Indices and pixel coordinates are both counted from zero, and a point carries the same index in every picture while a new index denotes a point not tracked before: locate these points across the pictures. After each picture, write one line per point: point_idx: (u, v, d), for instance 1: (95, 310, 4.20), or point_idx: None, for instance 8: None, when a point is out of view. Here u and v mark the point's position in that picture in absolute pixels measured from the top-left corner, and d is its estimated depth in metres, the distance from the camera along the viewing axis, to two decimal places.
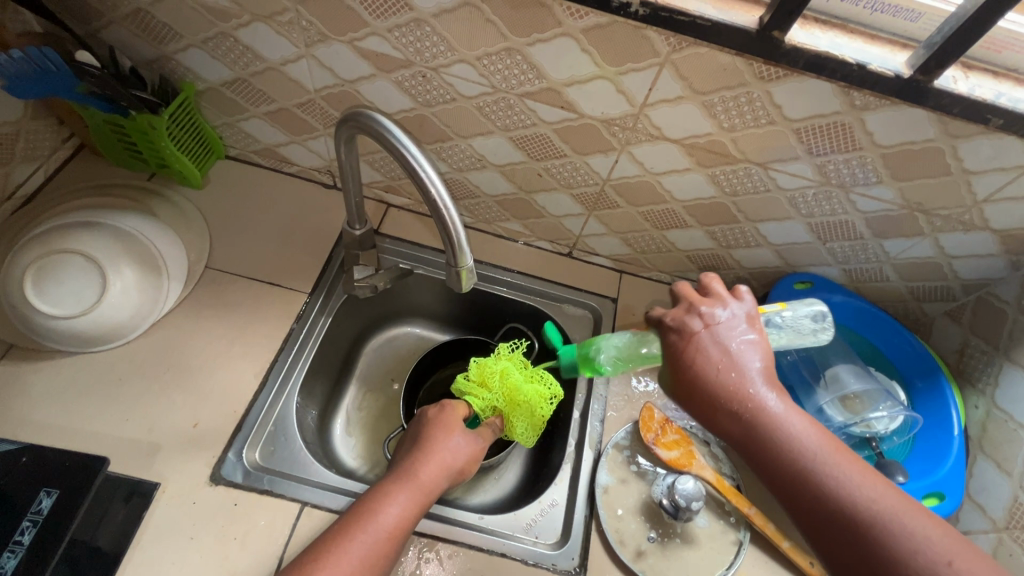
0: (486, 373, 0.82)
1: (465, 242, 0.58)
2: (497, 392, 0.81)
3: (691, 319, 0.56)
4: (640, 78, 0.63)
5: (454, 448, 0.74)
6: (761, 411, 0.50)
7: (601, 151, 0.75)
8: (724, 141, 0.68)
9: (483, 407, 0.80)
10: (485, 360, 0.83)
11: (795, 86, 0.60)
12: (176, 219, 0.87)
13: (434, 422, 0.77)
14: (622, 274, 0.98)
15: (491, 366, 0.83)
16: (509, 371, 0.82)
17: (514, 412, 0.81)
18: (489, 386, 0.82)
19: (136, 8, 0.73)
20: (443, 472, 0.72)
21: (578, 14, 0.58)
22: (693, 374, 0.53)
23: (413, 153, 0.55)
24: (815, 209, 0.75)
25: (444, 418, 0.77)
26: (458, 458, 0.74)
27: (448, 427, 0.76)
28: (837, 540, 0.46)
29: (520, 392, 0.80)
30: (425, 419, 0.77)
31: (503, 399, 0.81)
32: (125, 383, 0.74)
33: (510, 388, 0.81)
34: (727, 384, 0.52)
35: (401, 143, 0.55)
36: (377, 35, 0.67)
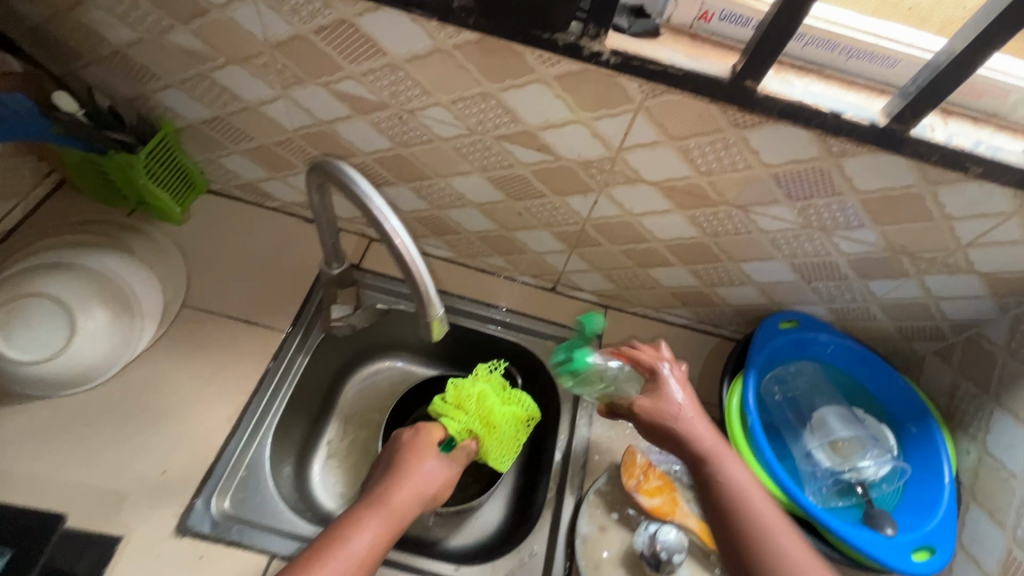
0: (463, 396, 0.84)
1: (434, 295, 0.57)
2: (474, 415, 0.82)
3: (661, 365, 0.72)
4: (615, 123, 0.63)
5: (428, 473, 0.75)
6: (705, 447, 0.67)
7: (580, 192, 0.74)
8: (703, 184, 0.67)
9: (459, 430, 0.81)
10: (462, 383, 0.85)
11: (771, 133, 0.59)
12: (154, 256, 0.86)
13: (409, 446, 0.78)
14: (607, 309, 0.97)
15: (469, 390, 0.84)
16: (486, 394, 0.84)
17: (489, 435, 0.82)
18: (466, 408, 0.83)
19: (113, 50, 0.73)
20: (416, 497, 0.72)
21: (550, 61, 0.58)
22: (664, 407, 0.68)
23: (379, 205, 0.55)
24: (797, 250, 0.74)
25: (418, 443, 0.78)
26: (432, 483, 0.74)
27: (422, 452, 0.77)
28: (744, 555, 0.62)
29: (496, 414, 0.83)
30: (400, 443, 0.78)
31: (479, 422, 0.82)
32: (93, 428, 0.72)
33: (486, 411, 0.83)
34: (686, 420, 0.68)
35: (367, 195, 0.55)
36: (352, 78, 0.67)
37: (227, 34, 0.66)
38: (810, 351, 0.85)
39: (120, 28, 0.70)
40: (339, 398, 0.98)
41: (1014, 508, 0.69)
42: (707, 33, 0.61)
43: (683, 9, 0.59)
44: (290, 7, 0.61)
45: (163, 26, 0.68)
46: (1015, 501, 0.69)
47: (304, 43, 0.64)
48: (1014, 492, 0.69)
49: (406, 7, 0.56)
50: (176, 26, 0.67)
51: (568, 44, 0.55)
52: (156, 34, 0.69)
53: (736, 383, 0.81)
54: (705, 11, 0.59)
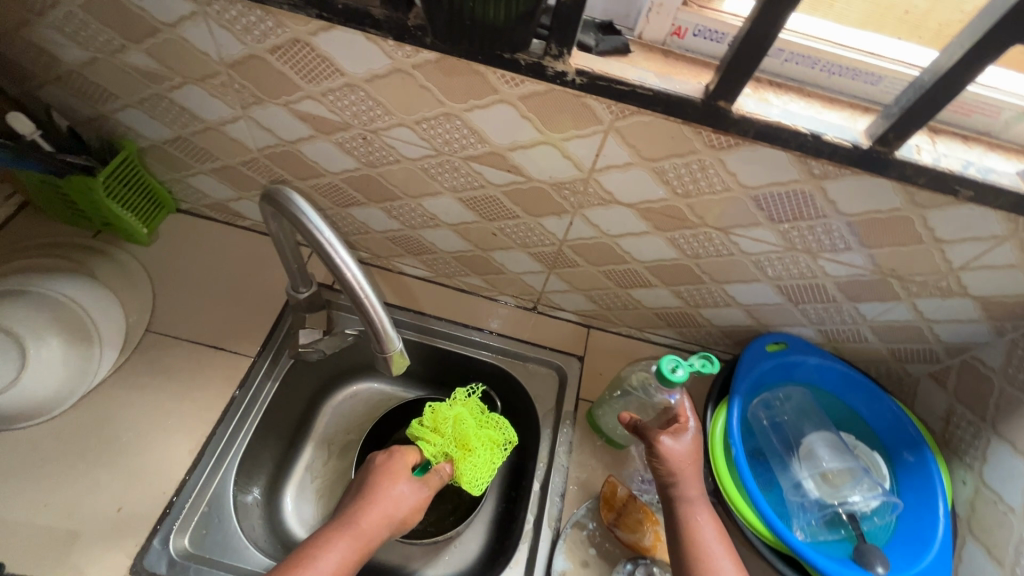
0: (439, 420, 0.81)
1: (392, 330, 0.55)
2: (449, 439, 0.80)
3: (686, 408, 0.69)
4: (585, 144, 0.59)
5: (399, 496, 0.73)
6: (692, 496, 0.66)
7: (554, 214, 0.71)
8: (680, 206, 0.64)
9: (434, 453, 0.79)
10: (438, 406, 0.83)
11: (749, 154, 0.56)
12: (119, 281, 0.84)
13: (381, 468, 0.76)
14: (589, 330, 0.94)
15: (445, 412, 0.81)
16: (463, 417, 0.81)
17: (463, 459, 0.79)
18: (442, 431, 0.81)
19: (68, 70, 0.70)
20: (385, 521, 0.70)
21: (513, 81, 0.55)
22: (670, 449, 0.67)
23: (329, 237, 0.52)
24: (782, 272, 0.71)
25: (391, 465, 0.76)
26: (402, 507, 0.72)
27: (393, 476, 0.75)
28: None
29: (473, 438, 0.79)
30: (373, 466, 0.76)
31: (454, 445, 0.80)
32: (48, 464, 0.69)
33: (461, 434, 0.80)
34: (686, 466, 0.66)
35: (318, 227, 0.52)
36: (312, 98, 0.64)
37: (181, 54, 0.63)
38: (798, 373, 0.82)
39: (72, 47, 0.67)
40: (315, 422, 0.95)
41: (1013, 546, 0.65)
42: (681, 49, 0.58)
43: (655, 24, 0.56)
44: (242, 26, 0.58)
45: (115, 45, 0.65)
46: (1013, 538, 0.66)
47: (260, 62, 0.61)
48: (1012, 528, 0.66)
49: (360, 25, 0.53)
50: (128, 46, 0.64)
51: (530, 64, 0.52)
52: (109, 54, 0.66)
53: (721, 408, 0.77)
54: (678, 27, 0.56)
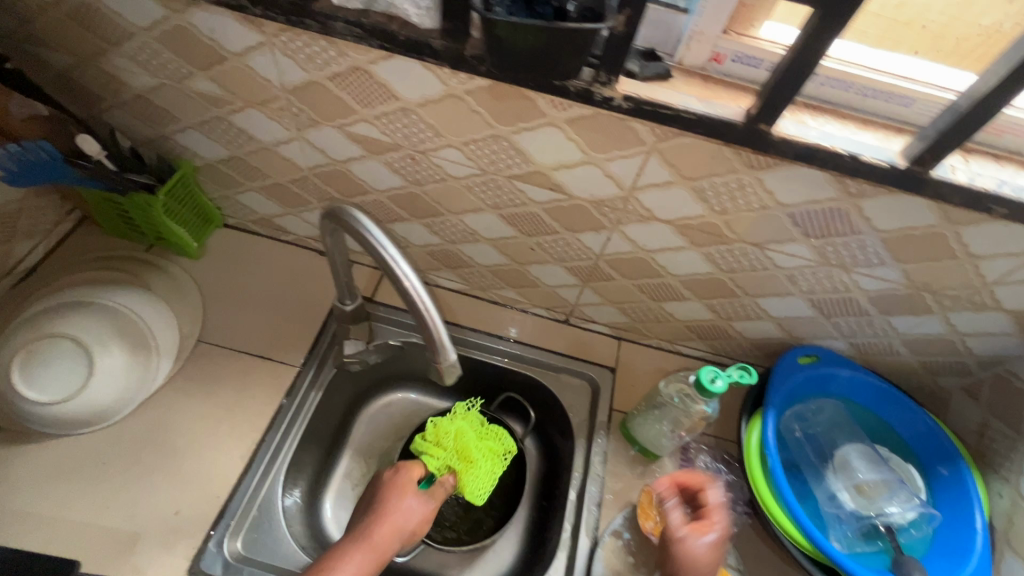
0: (441, 434, 0.84)
1: (448, 340, 0.57)
2: (451, 451, 0.83)
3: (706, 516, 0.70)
4: (627, 164, 0.62)
5: (408, 510, 0.74)
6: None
7: (592, 229, 0.74)
8: (717, 223, 0.67)
9: (438, 467, 0.81)
10: (440, 420, 0.85)
11: (787, 174, 0.58)
12: (172, 292, 0.88)
13: (390, 483, 0.77)
14: (620, 341, 0.96)
15: (446, 427, 0.84)
16: (464, 431, 0.84)
17: (466, 470, 0.82)
18: (445, 445, 0.83)
19: (135, 94, 0.75)
20: (396, 533, 0.71)
21: (561, 105, 0.58)
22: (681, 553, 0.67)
23: (392, 253, 0.55)
24: (815, 286, 0.72)
25: (398, 480, 0.77)
26: (413, 520, 0.73)
27: (402, 489, 0.75)
28: None
29: (477, 450, 0.83)
30: (381, 481, 0.78)
31: (456, 457, 0.83)
32: (111, 468, 0.73)
33: (463, 446, 0.83)
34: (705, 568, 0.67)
35: (381, 244, 0.55)
36: (366, 121, 0.68)
37: (245, 81, 0.68)
38: (831, 386, 0.83)
39: (141, 74, 0.71)
40: (352, 430, 0.98)
41: None
42: (720, 74, 0.61)
43: (696, 51, 0.59)
44: (306, 55, 0.61)
45: (183, 73, 0.69)
46: None
47: (319, 88, 0.65)
48: None
49: (419, 55, 0.56)
50: (195, 73, 0.69)
51: (580, 90, 0.55)
52: (176, 80, 0.71)
53: (755, 419, 0.79)
54: (717, 53, 0.59)
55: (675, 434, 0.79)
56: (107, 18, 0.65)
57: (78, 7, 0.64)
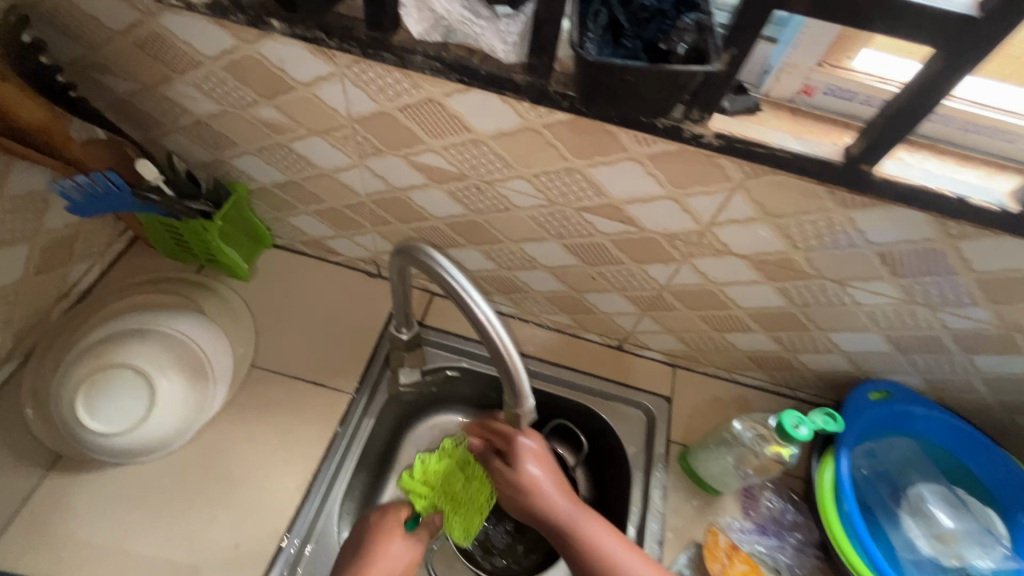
0: (430, 473, 0.82)
1: (529, 388, 0.56)
2: (438, 491, 0.81)
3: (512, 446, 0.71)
4: (708, 200, 0.60)
5: (394, 556, 0.74)
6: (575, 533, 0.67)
7: (661, 261, 0.71)
8: (798, 259, 0.64)
9: (426, 507, 0.80)
10: (430, 458, 0.83)
11: (882, 214, 0.56)
12: (224, 316, 0.87)
13: (375, 526, 0.75)
14: (675, 369, 0.93)
15: (436, 466, 0.82)
16: (451, 470, 0.82)
17: (453, 511, 0.81)
18: (431, 484, 0.81)
19: (195, 120, 0.74)
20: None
21: (645, 141, 0.56)
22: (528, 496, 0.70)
23: (475, 299, 0.53)
24: (896, 323, 0.69)
25: (385, 523, 0.76)
26: (397, 566, 0.73)
27: (388, 535, 0.75)
28: None
29: (462, 490, 0.82)
30: (370, 521, 0.76)
31: (444, 497, 0.81)
32: (171, 497, 0.74)
33: (451, 487, 0.81)
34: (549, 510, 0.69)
35: (464, 289, 0.53)
36: (433, 151, 0.66)
37: (310, 110, 0.66)
38: (906, 424, 0.79)
39: (204, 101, 0.70)
40: (398, 455, 0.95)
41: None
42: (808, 107, 0.58)
43: (786, 83, 0.56)
44: (378, 86, 0.60)
45: (248, 101, 0.68)
46: None
47: (387, 118, 0.64)
48: None
49: (499, 89, 0.55)
50: (260, 101, 0.67)
51: (667, 127, 0.53)
52: (239, 108, 0.70)
53: (826, 458, 0.76)
54: (809, 86, 0.56)
55: (741, 472, 0.77)
56: (175, 47, 0.64)
57: (147, 37, 0.64)
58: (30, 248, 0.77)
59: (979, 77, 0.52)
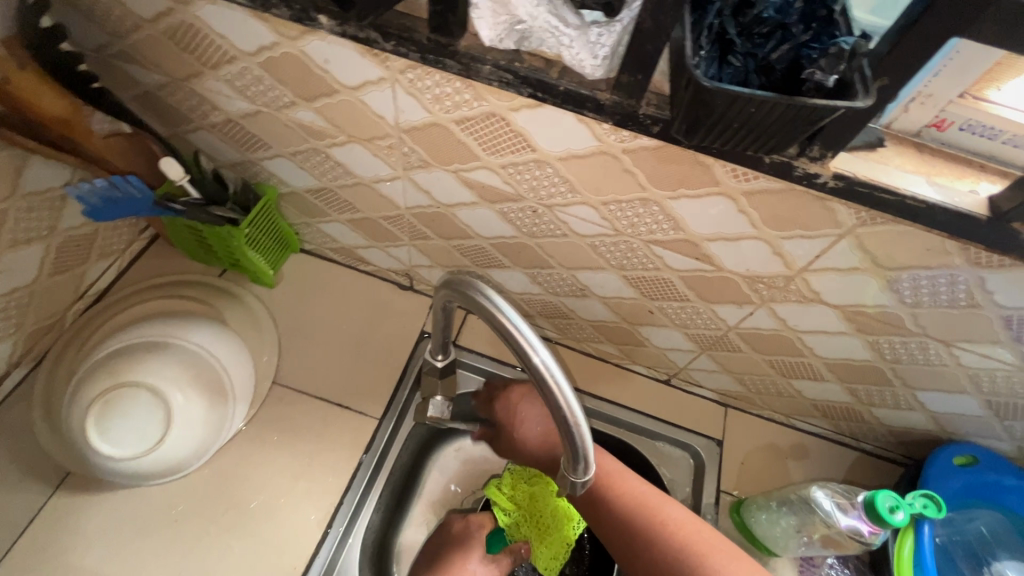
0: (517, 491, 0.81)
1: (593, 454, 0.48)
2: (525, 513, 0.80)
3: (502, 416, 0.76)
4: (807, 245, 0.52)
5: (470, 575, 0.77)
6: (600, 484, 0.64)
7: (734, 302, 0.63)
8: (900, 314, 0.56)
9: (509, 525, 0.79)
10: (519, 474, 0.82)
11: (1021, 277, 0.47)
12: (246, 328, 0.81)
13: (459, 539, 0.79)
14: (727, 409, 0.85)
15: (524, 485, 0.81)
16: (538, 494, 0.79)
17: (539, 541, 0.79)
18: (518, 502, 0.81)
19: (227, 119, 0.68)
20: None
21: (743, 176, 0.48)
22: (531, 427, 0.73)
23: (542, 358, 0.44)
24: (1001, 389, 0.61)
25: (466, 538, 0.79)
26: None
27: (467, 552, 0.78)
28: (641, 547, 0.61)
29: (544, 519, 0.78)
30: (451, 534, 0.80)
31: (529, 521, 0.79)
32: (185, 526, 0.69)
33: (539, 511, 0.79)
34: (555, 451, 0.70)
35: (530, 346, 0.45)
36: (488, 168, 0.59)
37: (353, 115, 0.59)
38: (994, 493, 0.71)
39: (237, 99, 0.64)
40: (422, 482, 0.86)
41: None
42: (936, 143, 0.49)
43: (914, 115, 0.48)
44: (433, 95, 0.53)
45: (284, 102, 0.61)
46: None
47: (440, 130, 0.56)
48: None
49: (578, 109, 0.47)
50: (298, 103, 0.61)
51: (776, 163, 0.44)
52: (275, 109, 0.63)
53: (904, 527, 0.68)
54: (942, 119, 0.47)
55: (804, 539, 0.68)
56: (208, 40, 0.57)
57: (178, 27, 0.57)
58: (44, 248, 0.71)
59: None
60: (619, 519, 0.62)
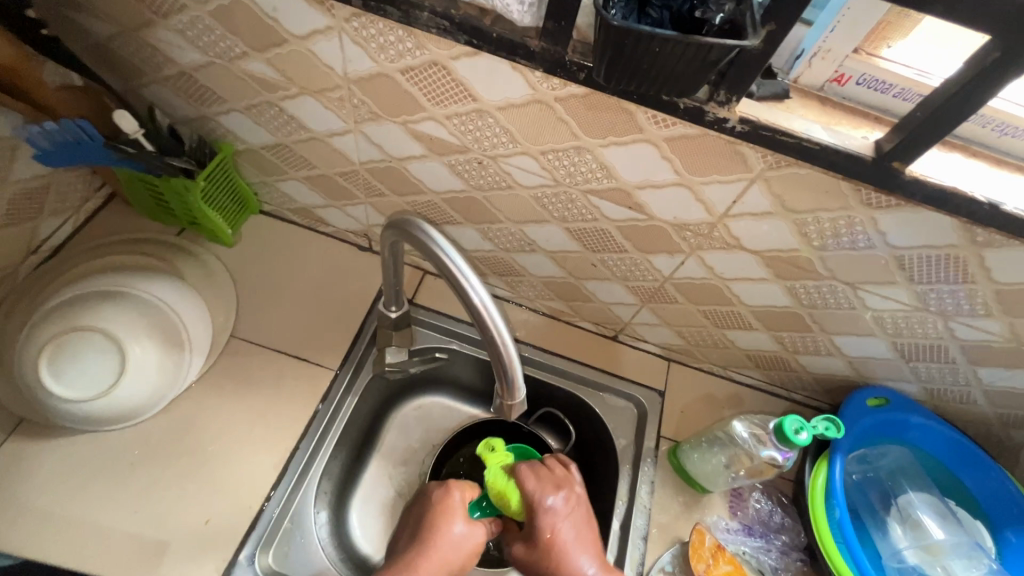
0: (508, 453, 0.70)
1: (521, 379, 0.53)
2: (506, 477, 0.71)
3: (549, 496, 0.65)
4: (725, 190, 0.57)
5: (457, 541, 0.64)
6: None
7: (667, 252, 0.68)
8: (810, 258, 0.61)
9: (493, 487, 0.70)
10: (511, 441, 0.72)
11: (907, 216, 0.53)
12: (205, 283, 0.82)
13: (439, 505, 0.67)
14: (670, 364, 0.90)
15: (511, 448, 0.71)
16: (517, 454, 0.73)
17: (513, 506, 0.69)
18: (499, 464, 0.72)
19: (180, 71, 0.69)
20: (443, 571, 0.62)
21: (663, 122, 0.52)
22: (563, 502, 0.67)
23: (468, 277, 0.50)
24: (903, 330, 0.67)
25: (449, 502, 0.67)
26: (462, 553, 0.64)
27: (451, 516, 0.65)
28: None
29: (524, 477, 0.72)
30: (431, 497, 0.68)
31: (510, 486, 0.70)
32: (141, 469, 0.70)
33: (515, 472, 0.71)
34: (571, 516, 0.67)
35: (454, 262, 0.50)
36: (434, 120, 0.62)
37: (303, 66, 0.61)
38: (902, 432, 0.78)
39: (189, 50, 0.65)
40: (381, 435, 0.90)
41: None
42: (837, 97, 0.53)
43: (817, 70, 0.52)
44: (378, 44, 0.55)
45: (236, 52, 0.63)
46: None
47: (387, 81, 0.59)
48: None
49: (511, 56, 0.50)
50: (250, 54, 0.62)
51: (689, 108, 0.49)
52: (228, 60, 0.65)
53: (819, 462, 0.75)
54: (841, 74, 0.51)
55: (731, 474, 0.75)
56: None
57: None
58: None
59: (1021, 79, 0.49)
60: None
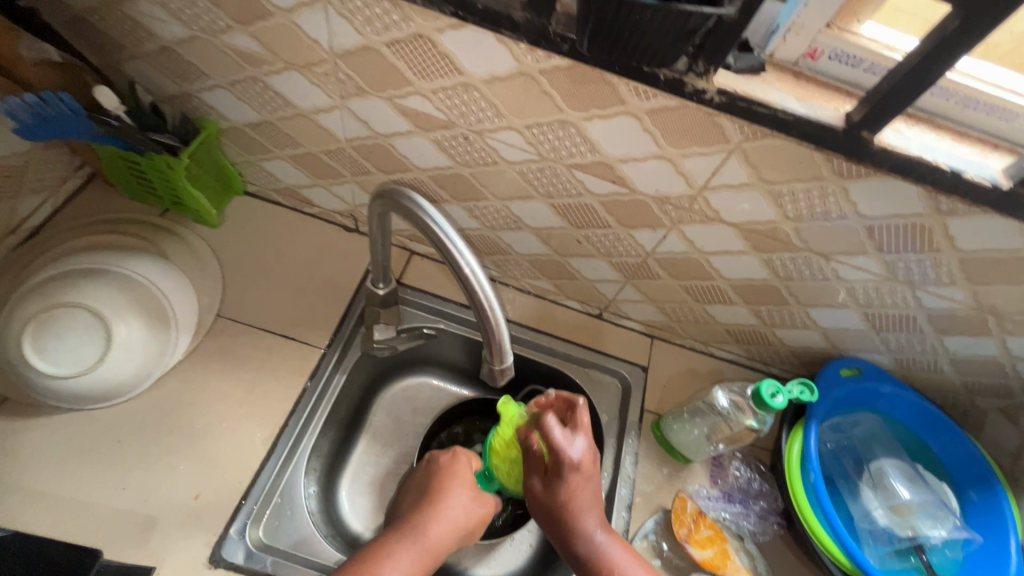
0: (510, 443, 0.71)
1: (508, 343, 0.54)
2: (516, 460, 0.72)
3: (571, 441, 0.63)
4: (704, 161, 0.59)
5: (465, 506, 0.69)
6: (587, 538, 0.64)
7: (649, 226, 0.70)
8: (787, 229, 0.64)
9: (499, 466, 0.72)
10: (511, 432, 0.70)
11: (877, 185, 0.55)
12: (190, 263, 0.81)
13: (446, 471, 0.72)
14: (653, 340, 0.91)
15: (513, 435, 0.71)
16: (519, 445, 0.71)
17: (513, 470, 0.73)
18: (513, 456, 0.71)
19: (162, 46, 0.68)
20: (452, 533, 0.67)
21: (645, 94, 0.54)
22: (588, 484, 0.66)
23: (456, 243, 0.51)
24: (874, 300, 0.70)
25: (455, 469, 0.73)
26: (471, 517, 0.69)
27: (460, 481, 0.71)
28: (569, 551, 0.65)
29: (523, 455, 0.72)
30: (436, 466, 0.74)
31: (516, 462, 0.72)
32: (129, 445, 0.70)
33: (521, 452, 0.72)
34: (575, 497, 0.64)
35: (443, 230, 0.51)
36: (420, 94, 0.62)
37: (289, 39, 0.62)
38: (873, 400, 0.82)
39: (172, 24, 0.65)
40: (370, 412, 0.91)
41: None
42: (813, 72, 0.55)
43: (791, 45, 0.53)
44: (364, 17, 0.56)
45: (220, 26, 0.63)
46: None
47: (372, 54, 0.60)
48: None
49: (495, 27, 0.52)
50: (234, 28, 0.62)
51: (669, 80, 0.51)
52: (211, 34, 0.64)
53: (797, 430, 0.78)
54: (815, 49, 0.53)
55: (711, 442, 0.78)
56: None
57: None
58: None
59: (974, 59, 0.51)
60: (567, 533, 0.64)
